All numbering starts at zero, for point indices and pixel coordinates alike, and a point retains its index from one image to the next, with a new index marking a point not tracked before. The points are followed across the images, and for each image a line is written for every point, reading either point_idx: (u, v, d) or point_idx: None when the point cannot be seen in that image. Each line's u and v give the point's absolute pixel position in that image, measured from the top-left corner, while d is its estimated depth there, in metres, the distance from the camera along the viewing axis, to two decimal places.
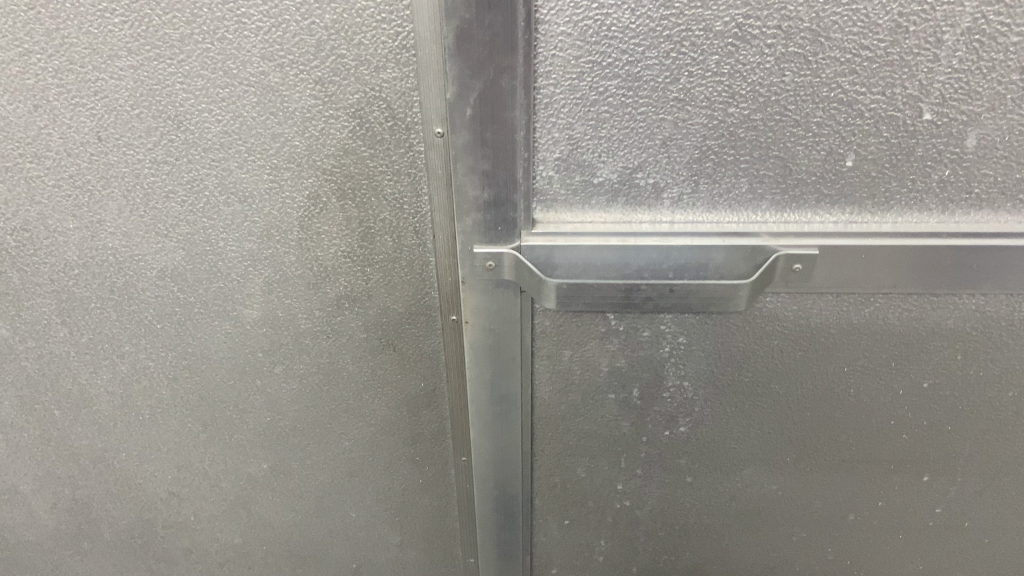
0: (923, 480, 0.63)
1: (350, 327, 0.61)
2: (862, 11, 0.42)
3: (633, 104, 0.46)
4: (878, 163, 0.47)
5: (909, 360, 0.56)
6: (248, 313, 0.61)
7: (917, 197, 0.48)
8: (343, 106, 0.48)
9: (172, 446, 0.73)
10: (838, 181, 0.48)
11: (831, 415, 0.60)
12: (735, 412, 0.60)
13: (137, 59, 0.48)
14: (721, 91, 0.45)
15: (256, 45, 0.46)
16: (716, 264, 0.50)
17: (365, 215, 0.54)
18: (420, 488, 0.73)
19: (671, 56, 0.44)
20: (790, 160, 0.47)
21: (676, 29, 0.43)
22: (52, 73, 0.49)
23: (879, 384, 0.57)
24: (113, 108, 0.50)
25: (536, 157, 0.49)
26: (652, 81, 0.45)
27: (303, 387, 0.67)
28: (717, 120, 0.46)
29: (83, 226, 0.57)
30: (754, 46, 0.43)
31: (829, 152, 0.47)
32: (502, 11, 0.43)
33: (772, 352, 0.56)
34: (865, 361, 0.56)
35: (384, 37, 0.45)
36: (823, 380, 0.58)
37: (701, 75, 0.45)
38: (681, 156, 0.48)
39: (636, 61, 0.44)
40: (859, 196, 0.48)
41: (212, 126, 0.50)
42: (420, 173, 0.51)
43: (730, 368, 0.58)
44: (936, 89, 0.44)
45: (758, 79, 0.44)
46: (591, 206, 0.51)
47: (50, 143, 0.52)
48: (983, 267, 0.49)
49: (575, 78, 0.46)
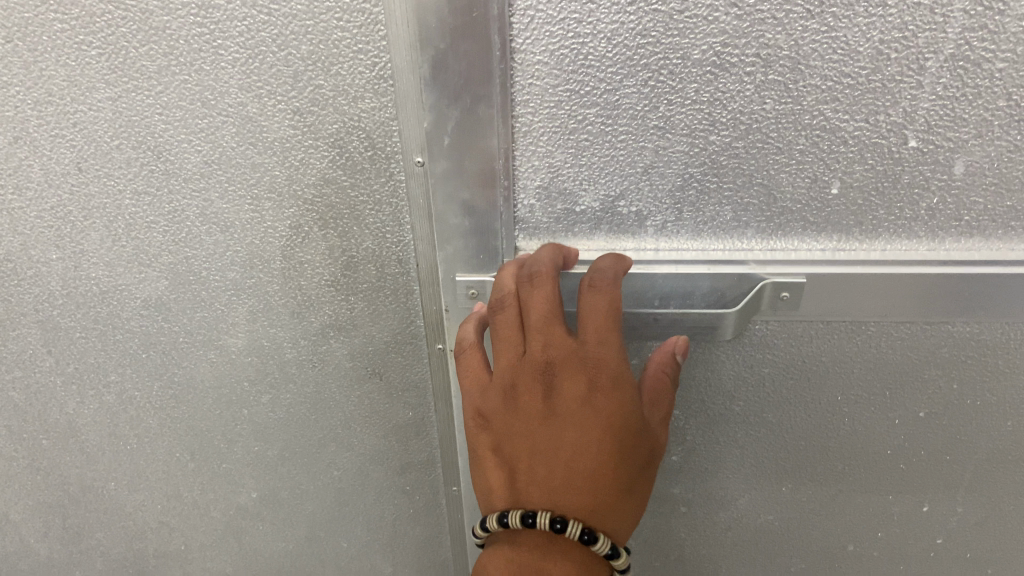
0: (923, 510, 0.62)
1: (336, 356, 0.61)
2: (842, 39, 0.41)
3: (612, 132, 0.45)
4: (864, 191, 0.46)
5: (904, 390, 0.54)
6: (233, 342, 0.61)
7: (906, 225, 0.47)
8: (322, 136, 0.48)
9: (161, 475, 0.72)
10: (824, 209, 0.47)
11: (826, 444, 0.58)
12: (727, 442, 0.59)
13: (115, 91, 0.47)
14: (702, 118, 0.44)
15: (233, 76, 0.46)
16: (701, 291, 0.50)
17: (347, 244, 0.53)
18: (411, 517, 0.72)
19: (649, 84, 0.43)
20: (775, 188, 0.47)
21: (653, 57, 0.43)
22: (32, 105, 0.49)
23: (875, 414, 0.56)
24: (93, 140, 0.50)
25: (516, 186, 0.49)
26: (631, 109, 0.44)
27: (291, 417, 0.66)
28: (698, 148, 0.45)
29: (65, 257, 0.56)
30: (733, 74, 0.43)
31: (814, 179, 0.46)
32: (477, 40, 0.42)
33: (763, 382, 0.55)
34: (859, 392, 0.55)
35: (362, 67, 0.44)
36: (817, 409, 0.56)
37: (680, 103, 0.44)
38: (663, 183, 0.47)
39: (614, 89, 0.44)
40: (845, 224, 0.48)
41: (191, 156, 0.50)
42: (402, 203, 0.50)
43: (720, 398, 0.57)
44: (921, 116, 0.43)
45: (738, 107, 0.44)
46: (575, 234, 0.50)
47: (31, 174, 0.52)
48: (975, 295, 0.48)
49: (554, 105, 0.45)
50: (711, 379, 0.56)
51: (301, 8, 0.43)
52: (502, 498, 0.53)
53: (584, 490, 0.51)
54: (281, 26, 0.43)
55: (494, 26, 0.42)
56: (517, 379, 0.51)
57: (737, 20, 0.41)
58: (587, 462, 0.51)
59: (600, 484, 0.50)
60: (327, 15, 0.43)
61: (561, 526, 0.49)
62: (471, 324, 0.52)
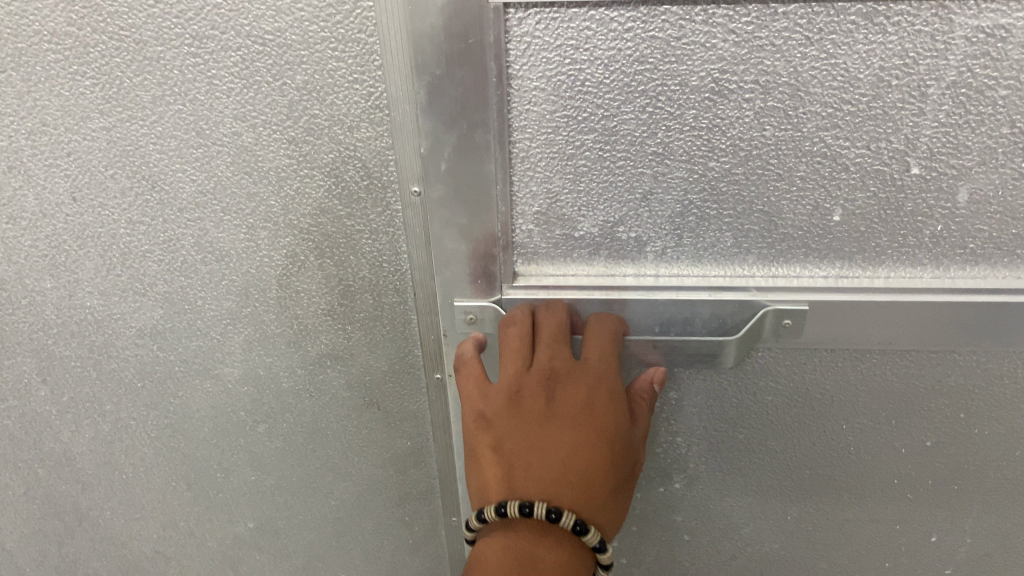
0: (932, 540, 0.60)
1: (334, 385, 0.60)
2: (842, 66, 0.40)
3: (610, 158, 0.45)
4: (866, 218, 0.45)
5: (911, 418, 0.53)
6: (229, 371, 0.60)
7: (910, 251, 0.46)
8: (318, 165, 0.47)
9: (157, 505, 0.71)
10: (826, 236, 0.46)
11: (831, 473, 0.57)
12: (731, 471, 0.58)
13: (110, 120, 0.47)
14: (701, 144, 0.44)
15: (228, 105, 0.45)
16: (702, 318, 0.50)
17: (344, 273, 0.53)
18: (411, 547, 0.72)
19: (648, 110, 0.43)
20: (775, 214, 0.46)
21: (651, 83, 0.42)
22: (26, 135, 0.48)
23: (881, 442, 0.55)
24: (88, 169, 0.49)
25: (515, 212, 0.48)
26: (629, 135, 0.44)
27: (288, 446, 0.65)
28: (697, 174, 0.45)
29: (60, 286, 0.56)
30: (732, 101, 0.42)
31: (815, 207, 0.45)
32: (473, 66, 0.42)
33: (767, 409, 0.54)
34: (864, 420, 0.54)
35: (357, 96, 0.44)
36: (822, 438, 0.55)
37: (678, 129, 0.43)
38: (663, 210, 0.46)
39: (612, 115, 0.43)
40: (848, 250, 0.47)
41: (187, 186, 0.49)
42: (399, 232, 0.50)
43: (723, 426, 0.56)
44: (923, 143, 0.42)
45: (737, 134, 0.43)
46: (574, 260, 0.50)
47: (26, 204, 0.52)
48: (982, 323, 0.47)
49: (552, 128, 0.44)
50: (715, 406, 0.55)
51: (296, 37, 0.42)
52: (494, 496, 0.48)
53: (581, 488, 0.47)
54: (276, 56, 0.43)
55: (490, 52, 0.42)
56: (519, 378, 0.49)
57: (735, 47, 0.41)
58: (586, 460, 0.48)
59: (594, 483, 0.47)
60: (322, 44, 0.42)
61: (556, 516, 0.45)
62: (470, 343, 0.52)
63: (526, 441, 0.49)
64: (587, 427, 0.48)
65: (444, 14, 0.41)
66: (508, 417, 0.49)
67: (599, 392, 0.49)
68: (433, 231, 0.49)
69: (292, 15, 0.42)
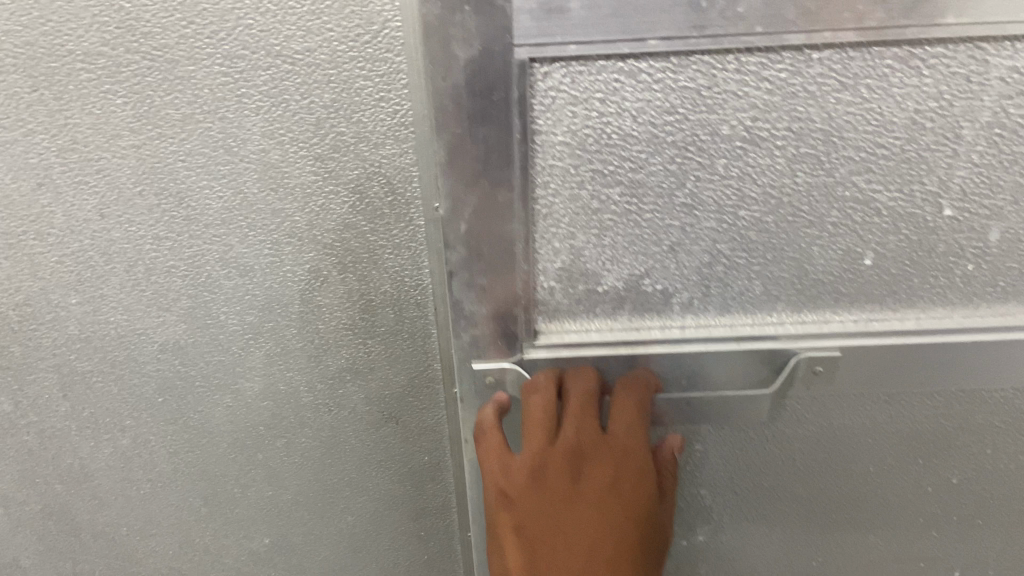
0: (942, 555, 0.64)
1: (352, 401, 0.61)
2: (876, 110, 0.43)
3: (637, 212, 0.47)
4: (897, 260, 0.48)
5: (930, 450, 0.57)
6: (249, 386, 0.60)
7: (934, 292, 0.49)
8: (343, 182, 0.48)
9: (173, 520, 0.71)
10: (853, 278, 0.49)
11: (854, 503, 0.60)
12: (756, 502, 0.61)
13: (139, 138, 0.48)
14: (731, 194, 0.46)
15: (256, 123, 0.46)
16: (734, 365, 0.52)
17: (366, 288, 0.53)
18: (426, 562, 0.72)
19: (677, 160, 0.45)
20: (804, 259, 0.48)
21: (681, 134, 0.44)
22: (56, 152, 0.49)
23: (902, 474, 0.58)
24: (116, 186, 0.50)
25: (535, 267, 0.50)
26: (658, 186, 0.46)
27: (305, 461, 0.65)
28: (727, 223, 0.47)
29: (85, 301, 0.57)
30: (764, 148, 0.44)
31: (845, 251, 0.48)
32: (495, 126, 0.44)
33: (795, 447, 0.57)
34: (887, 453, 0.57)
35: (383, 114, 0.45)
36: (848, 471, 0.58)
37: (708, 179, 0.46)
38: (692, 260, 0.49)
39: (641, 167, 0.45)
40: (874, 293, 0.50)
41: (213, 202, 0.50)
42: (421, 246, 0.51)
43: (752, 462, 0.58)
44: (957, 184, 0.45)
45: (768, 181, 0.46)
46: (600, 315, 0.52)
47: (53, 220, 0.52)
48: (1000, 361, 0.50)
49: (577, 184, 0.46)
50: (739, 441, 0.57)
51: (324, 57, 0.43)
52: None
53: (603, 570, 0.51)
54: (305, 76, 0.44)
55: (515, 111, 0.43)
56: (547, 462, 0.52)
57: (768, 94, 0.43)
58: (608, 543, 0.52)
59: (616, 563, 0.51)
60: (350, 63, 0.43)
61: None
62: (492, 407, 0.54)
63: (550, 523, 0.53)
64: (609, 511, 0.52)
65: (465, 69, 0.42)
66: (533, 500, 0.53)
67: (624, 476, 0.52)
68: (453, 287, 0.50)
69: (322, 35, 0.42)
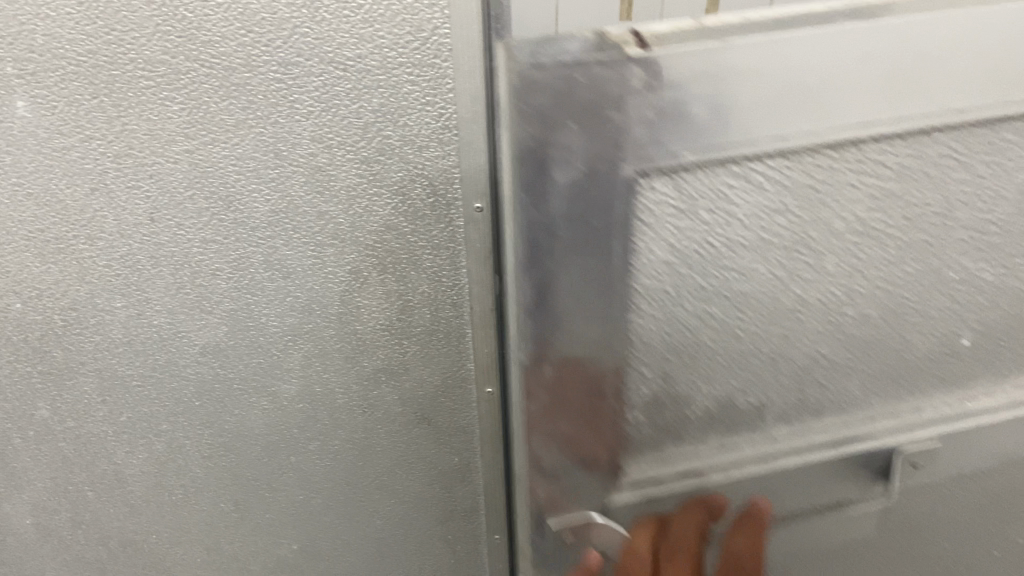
0: None
1: (386, 402, 0.62)
2: (990, 191, 0.58)
3: (728, 313, 0.60)
4: (984, 334, 0.65)
5: (958, 509, 0.77)
6: (286, 388, 0.62)
7: (986, 381, 0.68)
8: (387, 184, 0.50)
9: (203, 527, 0.72)
10: (930, 360, 0.66)
11: (884, 551, 0.78)
12: (805, 549, 0.76)
13: (193, 143, 0.50)
14: (831, 293, 0.60)
15: (306, 127, 0.49)
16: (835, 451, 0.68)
17: (404, 288, 0.55)
18: (451, 566, 0.73)
19: (772, 262, 0.58)
20: (897, 337, 0.64)
21: (781, 245, 0.57)
22: (112, 157, 0.51)
23: (929, 527, 0.78)
24: (168, 190, 0.52)
25: (605, 352, 0.60)
26: (759, 286, 0.59)
27: (336, 464, 0.67)
28: (827, 314, 0.61)
29: (130, 304, 0.58)
30: (869, 240, 0.58)
31: (944, 324, 0.64)
32: (574, 236, 0.54)
33: (858, 509, 0.73)
34: (928, 510, 0.77)
35: (428, 117, 0.48)
36: (898, 522, 0.76)
37: (808, 278, 0.59)
38: (786, 349, 0.63)
39: (743, 266, 0.58)
40: (942, 380, 0.67)
41: (260, 205, 0.52)
42: (460, 246, 0.53)
43: (818, 521, 0.74)
44: None
45: (854, 283, 0.60)
46: (688, 414, 0.65)
47: (104, 225, 0.54)
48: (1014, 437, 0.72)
49: (663, 278, 0.57)
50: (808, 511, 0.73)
51: (374, 63, 0.46)
52: None
53: None
54: (355, 81, 0.46)
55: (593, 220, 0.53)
56: None
57: (878, 189, 0.56)
58: None
59: None
60: (399, 68, 0.46)
61: None
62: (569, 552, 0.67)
63: None
64: None
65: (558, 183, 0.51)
66: None
67: None
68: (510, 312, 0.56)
69: (372, 41, 0.45)
